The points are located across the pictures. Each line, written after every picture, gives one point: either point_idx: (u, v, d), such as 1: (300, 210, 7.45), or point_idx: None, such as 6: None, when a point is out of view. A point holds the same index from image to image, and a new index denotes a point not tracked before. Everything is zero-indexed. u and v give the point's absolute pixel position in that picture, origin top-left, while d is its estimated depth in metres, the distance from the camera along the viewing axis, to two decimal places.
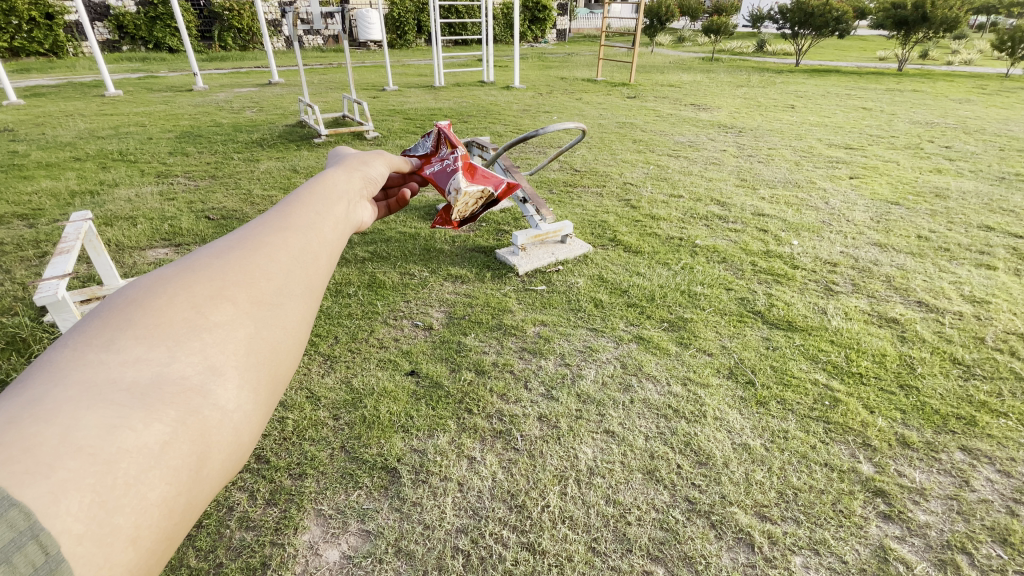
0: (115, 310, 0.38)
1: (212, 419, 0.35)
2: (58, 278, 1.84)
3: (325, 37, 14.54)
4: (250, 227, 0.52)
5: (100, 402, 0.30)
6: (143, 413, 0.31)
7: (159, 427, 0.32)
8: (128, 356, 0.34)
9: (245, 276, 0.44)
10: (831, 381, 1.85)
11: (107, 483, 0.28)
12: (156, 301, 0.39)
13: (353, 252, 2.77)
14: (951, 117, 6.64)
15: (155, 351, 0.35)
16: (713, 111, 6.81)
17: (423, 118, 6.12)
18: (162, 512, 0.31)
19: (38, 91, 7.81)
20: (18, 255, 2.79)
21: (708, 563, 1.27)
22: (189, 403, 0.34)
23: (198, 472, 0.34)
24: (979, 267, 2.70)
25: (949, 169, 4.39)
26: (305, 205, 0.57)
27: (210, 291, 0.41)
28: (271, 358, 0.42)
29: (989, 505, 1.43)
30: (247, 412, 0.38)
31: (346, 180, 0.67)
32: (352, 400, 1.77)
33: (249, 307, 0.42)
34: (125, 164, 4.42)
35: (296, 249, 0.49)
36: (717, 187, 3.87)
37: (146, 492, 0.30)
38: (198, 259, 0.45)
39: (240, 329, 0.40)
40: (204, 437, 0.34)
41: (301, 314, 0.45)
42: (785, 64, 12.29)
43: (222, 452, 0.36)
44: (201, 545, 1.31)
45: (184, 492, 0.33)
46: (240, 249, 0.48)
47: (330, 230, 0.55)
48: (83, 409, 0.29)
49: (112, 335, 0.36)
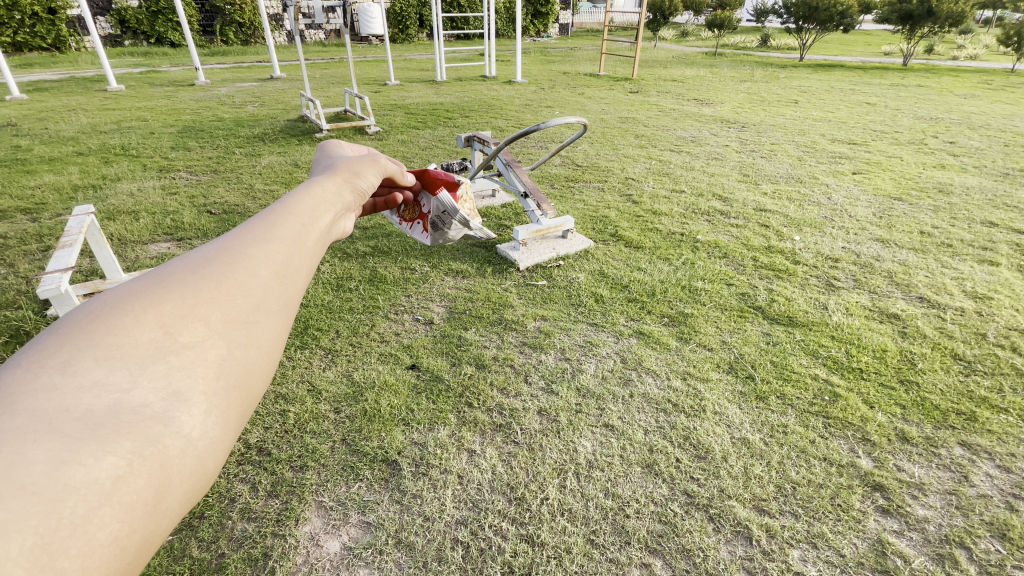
0: (74, 326, 0.33)
1: (174, 449, 0.32)
2: (60, 271, 1.84)
3: (327, 32, 14.54)
4: (228, 235, 0.48)
5: (50, 434, 0.27)
6: (96, 445, 0.28)
7: (112, 460, 0.28)
8: (87, 380, 0.30)
9: (220, 291, 0.40)
10: (831, 376, 1.85)
11: (52, 524, 0.24)
12: (121, 317, 0.35)
13: (354, 246, 2.77)
14: (956, 112, 6.60)
15: (117, 375, 0.31)
16: (716, 106, 6.78)
17: (424, 113, 6.10)
18: (113, 551, 0.27)
19: (40, 85, 7.83)
20: (22, 249, 2.80)
21: (706, 556, 1.28)
22: (149, 432, 0.30)
23: (155, 506, 0.30)
24: (981, 263, 2.68)
25: (953, 165, 4.36)
26: (291, 213, 0.52)
27: (182, 308, 0.37)
28: (243, 381, 0.38)
29: (987, 501, 1.43)
30: (213, 439, 0.34)
31: (336, 187, 0.62)
32: (353, 393, 1.77)
33: (222, 327, 0.38)
34: (127, 158, 4.43)
35: (277, 262, 0.45)
36: (719, 182, 3.86)
37: (94, 532, 0.26)
38: (171, 269, 0.41)
39: (212, 351, 0.37)
40: (164, 470, 0.31)
41: (277, 334, 0.42)
42: (789, 58, 12.23)
43: (184, 481, 0.33)
44: (203, 536, 1.32)
45: (139, 527, 0.29)
46: (217, 261, 0.43)
47: (315, 242, 0.51)
48: (30, 441, 0.26)
49: (69, 354, 0.31)
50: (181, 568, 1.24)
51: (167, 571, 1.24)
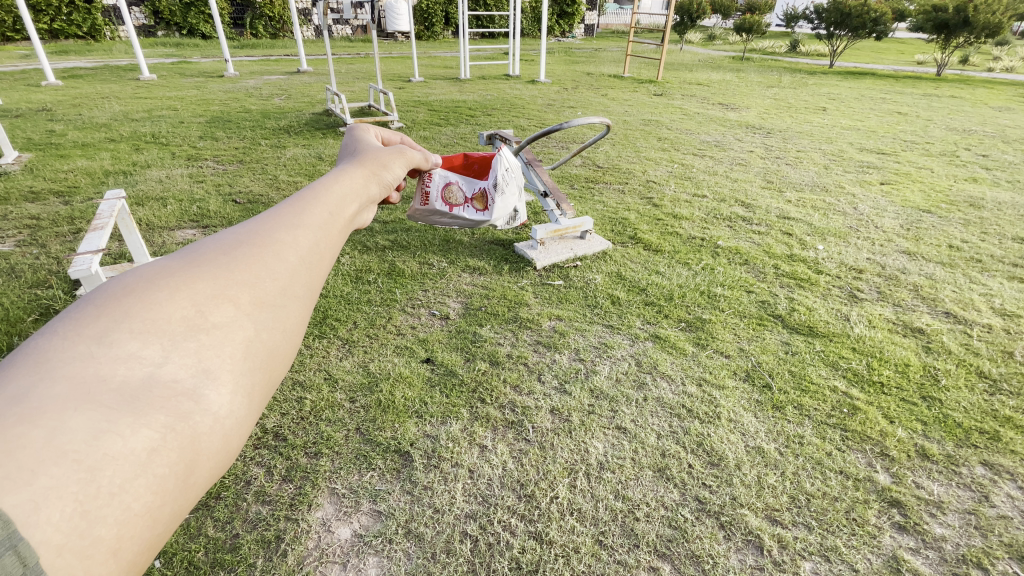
0: (111, 297, 0.34)
1: (202, 426, 0.32)
2: (92, 253, 1.89)
3: (354, 28, 14.78)
4: (256, 219, 0.48)
5: (89, 403, 0.28)
6: (131, 418, 0.29)
7: (147, 432, 0.29)
8: (123, 351, 0.31)
9: (249, 273, 0.41)
10: (851, 389, 1.82)
11: (90, 492, 0.26)
12: (156, 292, 0.36)
13: (374, 240, 2.80)
14: (991, 125, 6.41)
15: (151, 349, 0.32)
16: (742, 111, 6.70)
17: (447, 110, 6.13)
18: (147, 522, 0.29)
19: (75, 72, 8.11)
20: (54, 230, 2.89)
21: (716, 563, 1.27)
22: (180, 409, 0.31)
23: (185, 480, 0.31)
24: (1011, 280, 2.61)
25: (986, 179, 4.24)
26: (317, 201, 0.53)
27: (213, 287, 0.38)
28: (269, 364, 0.39)
29: (1008, 522, 1.39)
30: (238, 419, 0.35)
31: (362, 178, 0.63)
32: (369, 383, 1.80)
33: (250, 309, 0.39)
34: (157, 146, 4.54)
35: (304, 248, 0.46)
36: (742, 188, 3.81)
37: (130, 502, 0.28)
38: (203, 250, 0.42)
39: (239, 333, 0.37)
40: (194, 445, 0.32)
41: (302, 318, 0.42)
42: (818, 65, 11.99)
43: (211, 459, 0.33)
44: (219, 516, 1.35)
45: (169, 499, 0.30)
46: (247, 244, 0.44)
47: (340, 231, 0.52)
48: (70, 410, 0.27)
49: (106, 325, 0.32)
50: (197, 546, 1.27)
51: (184, 548, 1.27)
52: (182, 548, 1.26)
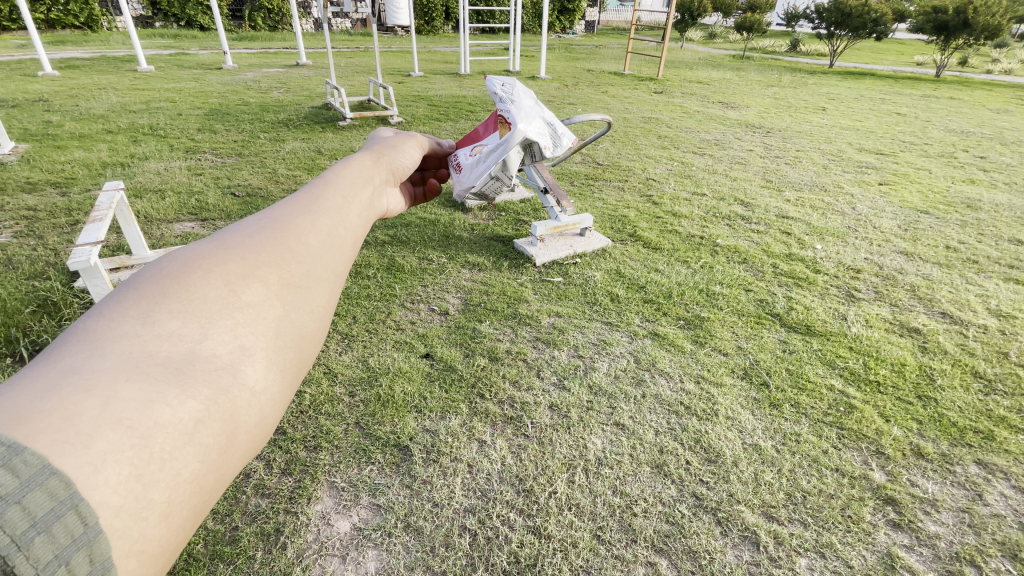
0: (151, 282, 0.38)
1: (242, 400, 0.35)
2: (91, 245, 1.88)
3: (354, 21, 14.73)
4: (277, 208, 0.51)
5: (138, 375, 0.31)
6: (179, 390, 0.31)
7: (192, 404, 0.32)
8: (164, 330, 0.34)
9: (276, 256, 0.43)
10: (848, 388, 1.83)
11: (145, 457, 0.28)
12: (190, 275, 0.39)
13: (374, 234, 2.80)
14: (988, 127, 6.44)
15: (189, 328, 0.35)
16: (741, 109, 6.71)
17: (447, 105, 6.11)
18: (193, 489, 0.31)
19: (72, 62, 8.06)
20: (51, 221, 2.88)
21: (713, 558, 1.28)
22: (221, 382, 0.34)
23: (227, 450, 0.34)
24: (1007, 281, 2.63)
25: (983, 181, 4.26)
26: (334, 188, 0.56)
27: (242, 270, 0.41)
28: (298, 342, 0.41)
29: (1001, 520, 1.41)
30: (273, 395, 0.37)
31: (373, 166, 0.65)
32: (368, 378, 1.81)
33: (279, 290, 0.41)
34: (154, 138, 4.52)
35: (323, 233, 0.48)
36: (741, 187, 3.82)
37: (179, 469, 0.30)
38: (231, 235, 0.45)
39: (271, 311, 0.40)
40: (234, 417, 0.34)
41: (327, 300, 0.44)
42: (818, 65, 11.98)
43: (249, 432, 0.35)
44: (218, 509, 1.36)
45: (212, 470, 0.32)
46: (270, 229, 0.46)
47: (357, 217, 0.54)
48: (121, 382, 0.30)
49: (147, 307, 0.35)
50: (197, 539, 1.28)
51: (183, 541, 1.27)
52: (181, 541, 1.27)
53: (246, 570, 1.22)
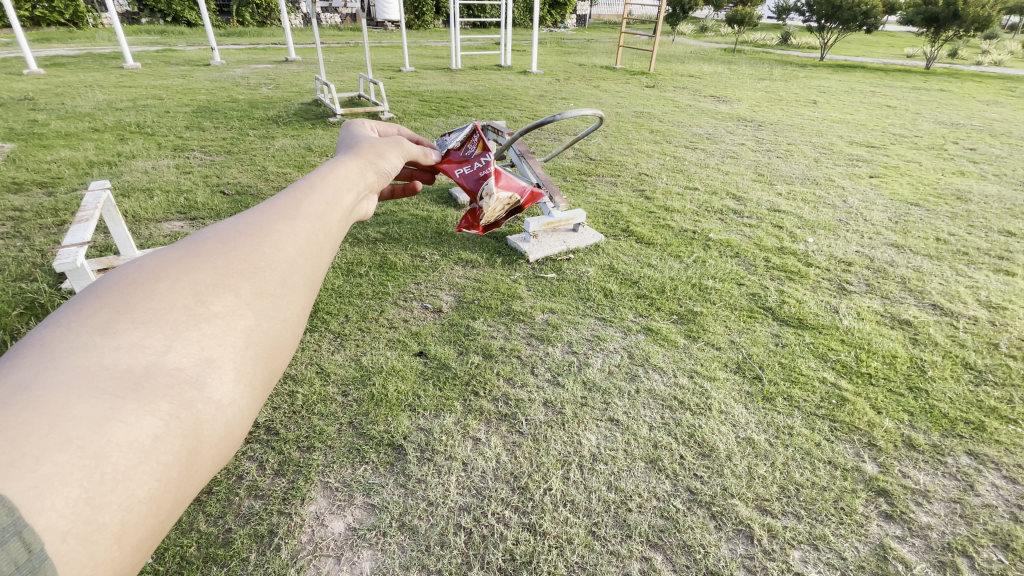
0: (115, 289, 0.37)
1: (206, 413, 0.35)
2: (77, 246, 1.85)
3: (343, 15, 14.60)
4: (254, 211, 0.51)
5: (92, 391, 0.30)
6: (136, 405, 0.31)
7: (152, 419, 0.32)
8: (125, 341, 0.34)
9: (249, 264, 0.43)
10: (839, 380, 1.84)
11: (96, 478, 0.28)
12: (158, 284, 0.39)
13: (366, 232, 2.78)
14: (977, 118, 6.49)
15: (153, 339, 0.35)
16: (733, 103, 6.72)
17: (438, 101, 6.07)
18: (148, 509, 0.31)
19: (56, 59, 7.93)
20: (38, 223, 2.83)
21: (707, 552, 1.28)
22: (184, 396, 0.34)
23: (189, 467, 0.34)
24: (997, 273, 2.65)
25: (972, 172, 4.29)
26: (314, 191, 0.55)
27: (212, 279, 0.41)
28: (270, 352, 0.41)
29: (992, 510, 1.43)
30: (240, 407, 0.38)
31: (359, 168, 0.65)
32: (361, 377, 1.79)
33: (251, 299, 0.41)
34: (142, 136, 4.46)
35: (302, 240, 0.49)
36: (733, 181, 3.83)
37: (133, 489, 0.30)
38: (203, 241, 0.44)
39: (241, 321, 0.40)
40: (197, 433, 0.34)
41: (301, 309, 0.45)
42: (808, 58, 12.03)
43: (213, 446, 0.36)
44: (211, 510, 1.34)
45: (173, 487, 0.33)
46: (245, 234, 0.46)
47: (338, 222, 0.54)
48: (74, 398, 0.29)
49: (109, 316, 0.35)
50: (189, 542, 1.26)
51: (176, 543, 1.26)
52: (173, 543, 1.26)
53: (240, 572, 1.21)
